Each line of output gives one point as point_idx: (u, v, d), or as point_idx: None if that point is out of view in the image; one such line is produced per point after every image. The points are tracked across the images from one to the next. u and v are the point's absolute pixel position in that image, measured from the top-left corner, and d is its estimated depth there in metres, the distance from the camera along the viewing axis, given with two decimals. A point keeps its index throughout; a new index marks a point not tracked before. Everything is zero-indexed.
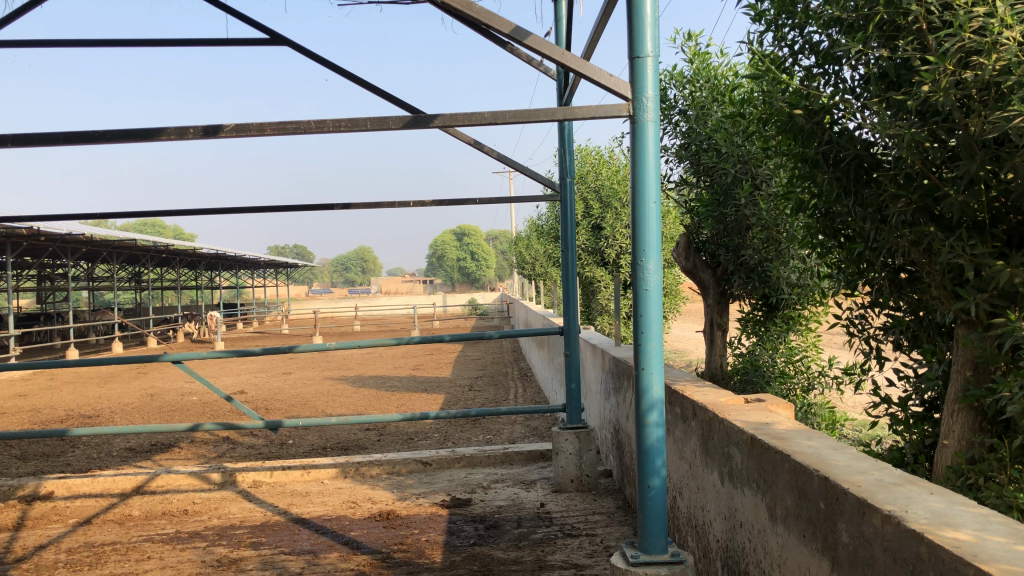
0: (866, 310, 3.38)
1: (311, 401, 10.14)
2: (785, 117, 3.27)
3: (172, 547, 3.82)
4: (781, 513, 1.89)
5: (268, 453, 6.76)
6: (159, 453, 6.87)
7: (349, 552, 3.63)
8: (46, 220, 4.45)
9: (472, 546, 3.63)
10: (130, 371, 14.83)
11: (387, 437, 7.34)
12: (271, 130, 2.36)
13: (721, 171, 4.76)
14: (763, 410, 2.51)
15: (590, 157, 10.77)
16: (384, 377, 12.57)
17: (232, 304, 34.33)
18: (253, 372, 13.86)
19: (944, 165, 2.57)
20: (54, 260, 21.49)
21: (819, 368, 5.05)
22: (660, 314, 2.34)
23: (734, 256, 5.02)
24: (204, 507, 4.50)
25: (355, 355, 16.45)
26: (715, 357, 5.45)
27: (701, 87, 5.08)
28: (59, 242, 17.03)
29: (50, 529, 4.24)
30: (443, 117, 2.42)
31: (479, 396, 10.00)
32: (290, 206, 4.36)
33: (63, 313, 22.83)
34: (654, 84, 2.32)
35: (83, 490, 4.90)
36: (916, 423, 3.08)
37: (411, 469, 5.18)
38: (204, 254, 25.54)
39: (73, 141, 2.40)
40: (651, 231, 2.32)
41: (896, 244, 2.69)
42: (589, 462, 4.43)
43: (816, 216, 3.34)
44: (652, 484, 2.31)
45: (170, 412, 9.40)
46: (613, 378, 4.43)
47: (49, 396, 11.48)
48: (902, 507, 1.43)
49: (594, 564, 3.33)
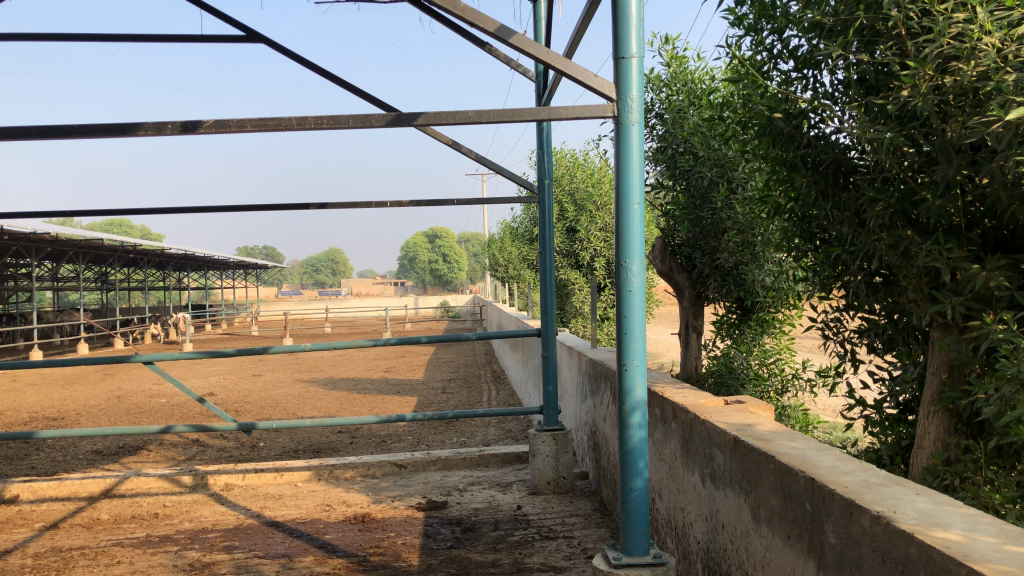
0: (841, 313, 3.41)
1: (282, 403, 10.03)
2: (765, 121, 3.28)
3: (142, 551, 3.75)
4: (765, 514, 1.90)
5: (239, 455, 6.69)
6: (126, 456, 6.75)
7: (325, 556, 3.59)
8: (14, 217, 4.36)
9: (449, 549, 3.61)
10: (95, 372, 14.59)
11: (360, 439, 7.28)
12: (251, 127, 2.32)
13: (698, 175, 4.79)
14: (743, 412, 2.52)
15: (565, 160, 10.78)
16: (356, 379, 12.47)
17: (201, 305, 33.97)
18: (222, 374, 13.69)
19: (922, 170, 2.59)
20: (19, 260, 21.12)
21: (793, 370, 5.08)
22: (643, 316, 2.33)
23: (709, 260, 5.04)
24: (175, 510, 4.43)
25: (326, 357, 16.33)
26: (690, 359, 5.47)
27: (678, 91, 5.11)
28: (23, 241, 16.70)
29: (15, 534, 4.14)
30: (427, 115, 2.40)
31: (452, 398, 9.97)
32: (265, 204, 4.32)
33: (27, 313, 22.43)
34: (638, 85, 2.32)
35: (49, 494, 4.80)
36: (891, 425, 3.11)
37: (385, 471, 5.14)
38: (172, 254, 25.22)
39: (45, 135, 2.34)
40: (635, 233, 2.31)
41: (874, 247, 2.72)
42: (565, 464, 4.43)
43: (793, 219, 3.36)
44: (635, 486, 2.31)
45: (137, 414, 9.26)
46: (589, 380, 4.43)
47: (12, 398, 11.25)
48: (890, 507, 1.44)
49: (572, 566, 3.31)
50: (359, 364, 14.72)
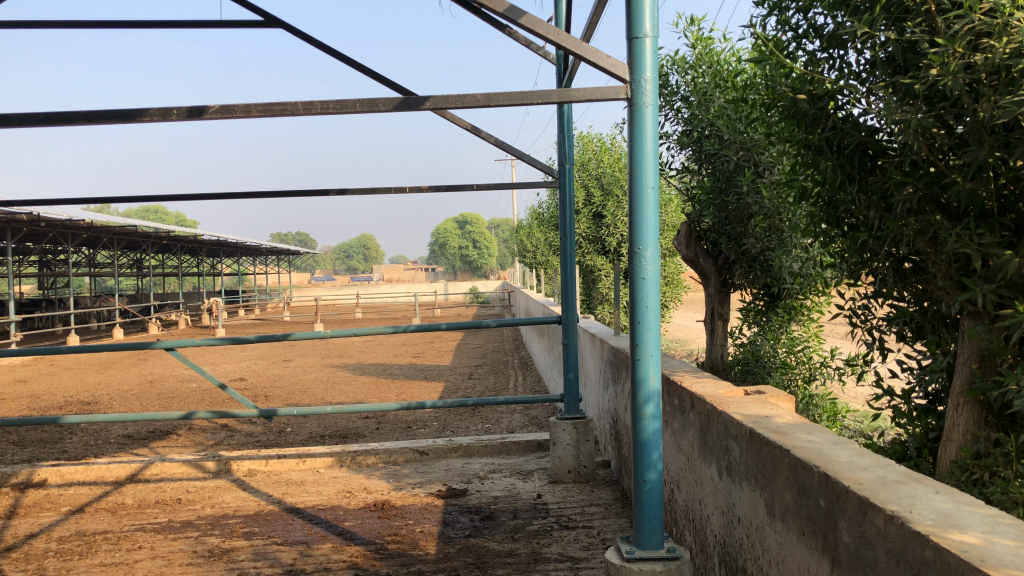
0: (869, 301, 3.31)
1: (311, 388, 10.10)
2: (789, 102, 3.19)
3: (164, 537, 3.77)
4: (779, 510, 1.84)
5: (266, 440, 6.73)
6: (156, 441, 6.83)
7: (343, 543, 3.58)
8: (39, 205, 4.38)
9: (467, 538, 3.58)
10: (130, 357, 14.78)
11: (386, 425, 7.30)
12: (257, 112, 2.29)
13: (723, 158, 4.68)
14: (762, 402, 2.46)
15: (591, 144, 10.67)
16: (384, 365, 12.51)
17: (235, 291, 34.35)
18: (253, 360, 13.81)
19: (952, 152, 2.49)
20: (54, 247, 21.42)
21: (821, 359, 4.99)
22: (658, 303, 2.27)
23: (735, 245, 4.94)
24: (198, 496, 4.45)
25: (356, 342, 16.43)
26: (715, 347, 5.38)
27: (704, 72, 5.00)
28: (59, 228, 16.98)
29: (42, 517, 4.19)
30: (436, 98, 2.35)
31: (478, 385, 9.97)
32: (285, 191, 4.29)
33: (64, 298, 22.80)
34: (653, 66, 2.25)
35: (76, 477, 4.86)
36: (919, 416, 3.02)
37: (407, 458, 5.13)
38: (205, 241, 25.49)
39: (52, 121, 2.33)
40: (649, 219, 2.25)
41: (901, 233, 2.63)
42: (586, 453, 4.38)
43: (819, 205, 3.26)
44: (648, 478, 2.25)
45: (169, 399, 9.36)
46: (611, 368, 4.37)
47: (49, 382, 11.44)
48: (906, 506, 1.37)
49: (590, 557, 3.27)
50: (388, 350, 14.78)
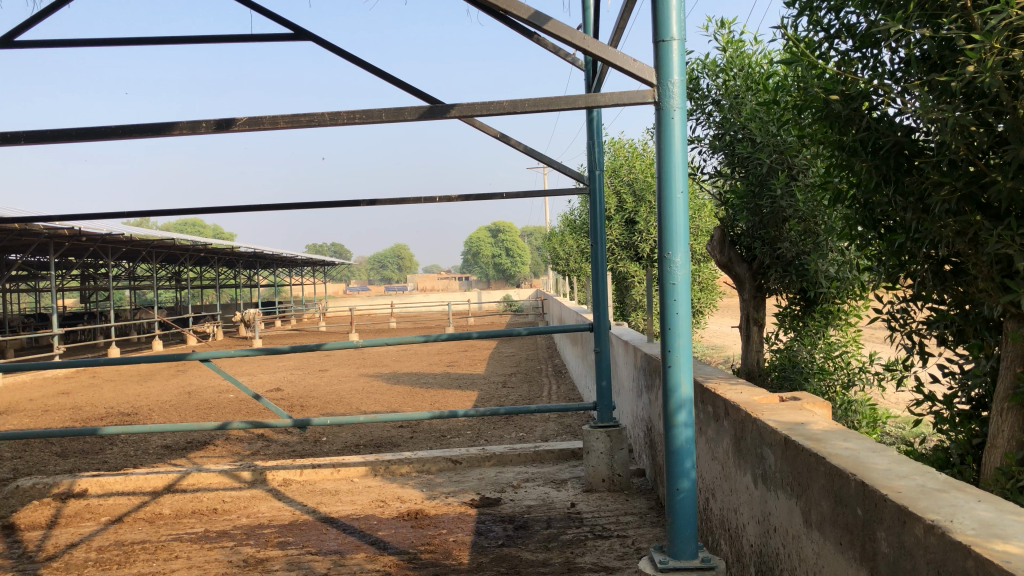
0: (908, 304, 3.23)
1: (346, 397, 10.16)
2: (821, 104, 3.13)
3: (200, 547, 3.80)
4: (816, 519, 1.79)
5: (301, 450, 6.78)
6: (194, 451, 6.91)
7: (377, 553, 3.58)
8: (77, 219, 4.46)
9: (500, 547, 3.56)
10: (169, 368, 15.00)
11: (420, 434, 7.31)
12: (284, 123, 2.30)
13: (756, 162, 4.62)
14: (798, 409, 2.41)
15: (622, 150, 10.62)
16: (419, 374, 12.56)
17: (272, 302, 34.75)
18: (290, 370, 13.94)
19: (992, 150, 2.43)
20: (96, 261, 21.85)
21: (860, 364, 4.91)
22: (689, 309, 2.23)
23: (770, 250, 4.86)
24: (234, 506, 4.48)
25: (391, 352, 16.51)
26: (751, 353, 5.30)
27: (735, 76, 4.95)
28: (100, 242, 17.30)
29: (82, 527, 4.25)
30: (461, 106, 2.34)
31: (512, 392, 9.95)
32: (317, 202, 4.32)
33: (105, 311, 23.22)
34: (680, 69, 2.22)
35: (116, 488, 4.92)
36: (962, 422, 2.95)
37: (441, 467, 5.12)
38: (242, 253, 25.81)
39: (85, 136, 2.36)
40: (678, 224, 2.22)
41: (939, 234, 2.57)
42: (620, 461, 4.34)
43: (855, 207, 3.20)
44: (681, 487, 2.21)
45: (207, 409, 9.47)
46: (645, 375, 4.33)
47: (91, 394, 11.65)
48: (947, 516, 1.32)
49: (625, 567, 3.23)
50: (422, 359, 14.83)
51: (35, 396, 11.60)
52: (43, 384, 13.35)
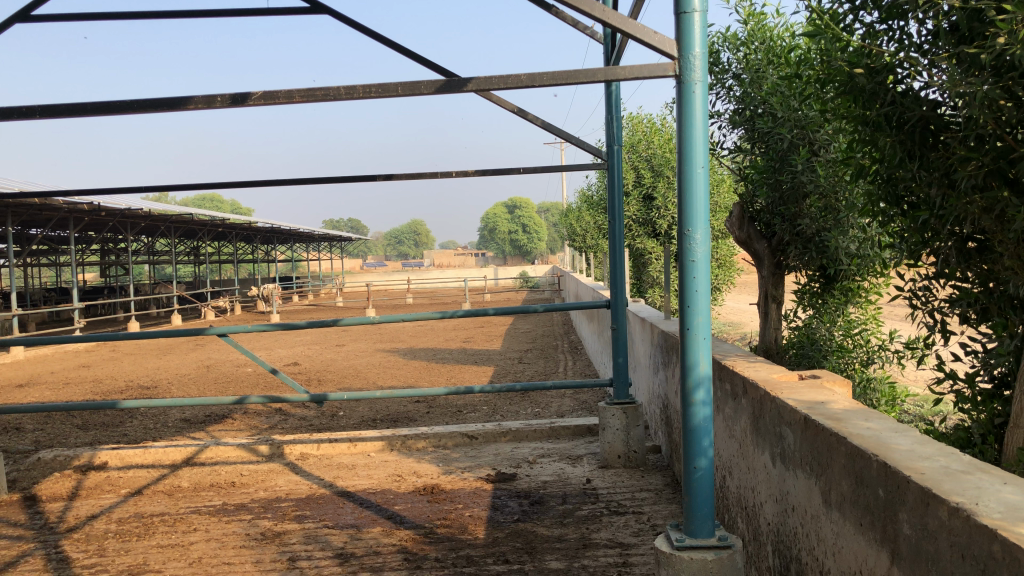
0: (930, 281, 3.19)
1: (362, 372, 10.21)
2: (845, 77, 3.07)
3: (218, 519, 3.83)
4: (836, 499, 1.77)
5: (318, 424, 6.82)
6: (212, 424, 6.97)
7: (393, 527, 3.60)
8: (94, 194, 4.46)
9: (516, 523, 3.56)
10: (187, 342, 15.12)
11: (436, 409, 7.33)
12: (299, 97, 2.28)
13: (777, 137, 4.55)
14: (817, 388, 2.38)
15: (641, 125, 10.52)
16: (435, 349, 12.60)
17: (290, 278, 34.93)
18: (307, 344, 14.03)
19: (1022, 125, 2.38)
20: (115, 235, 22.00)
21: (880, 342, 4.86)
22: (709, 286, 2.20)
23: (790, 226, 4.80)
24: (251, 479, 4.52)
25: (407, 327, 16.55)
26: (769, 331, 5.26)
27: (756, 49, 4.87)
28: (119, 217, 17.40)
29: (102, 499, 4.30)
30: (478, 80, 2.31)
31: (528, 369, 9.96)
32: (333, 177, 4.30)
33: (125, 286, 23.43)
34: (701, 42, 2.18)
35: (135, 461, 4.96)
36: (984, 401, 2.91)
37: (457, 442, 5.13)
38: (259, 228, 25.91)
39: (101, 111, 2.35)
40: (699, 200, 2.18)
41: (964, 211, 2.53)
42: (637, 438, 4.33)
43: (877, 183, 3.14)
44: (699, 465, 2.20)
45: (225, 383, 9.55)
46: (662, 352, 4.31)
47: (111, 367, 11.77)
48: (972, 498, 1.29)
49: (640, 543, 3.22)
50: (438, 334, 14.87)
51: (57, 369, 11.76)
52: (64, 356, 13.51)
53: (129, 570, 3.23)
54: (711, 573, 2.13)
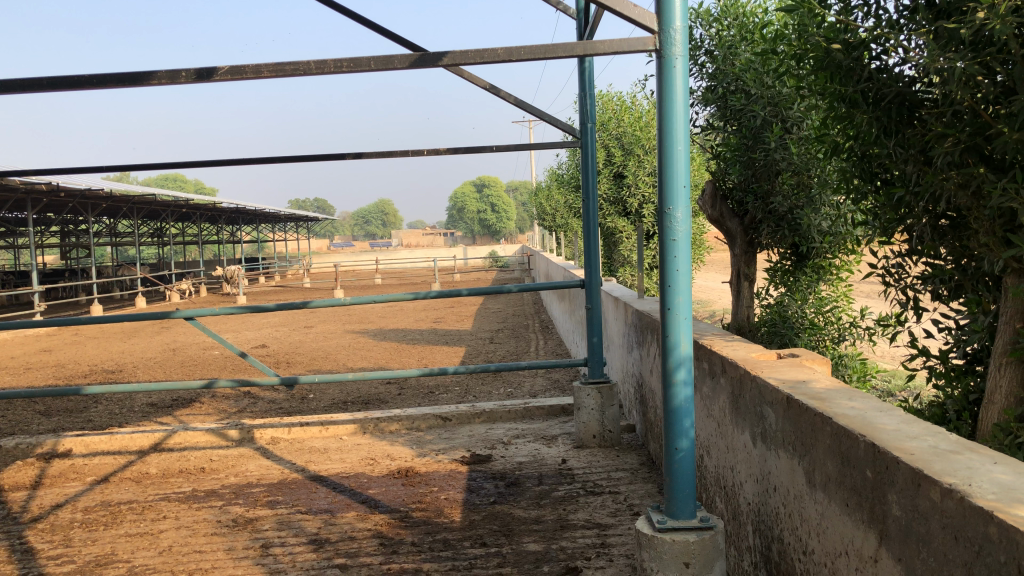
0: (903, 258, 3.19)
1: (332, 354, 10.11)
2: (822, 53, 3.05)
3: (188, 506, 3.76)
4: (820, 479, 1.76)
5: (288, 407, 6.75)
6: (179, 409, 6.86)
7: (367, 511, 3.55)
8: (53, 174, 4.33)
9: (492, 505, 3.53)
10: (151, 325, 14.88)
11: (408, 391, 7.28)
12: (268, 72, 2.20)
13: (750, 114, 4.54)
14: (797, 367, 2.37)
15: (611, 103, 10.46)
16: (405, 330, 12.52)
17: (256, 259, 34.51)
18: (275, 326, 13.87)
19: (1000, 101, 2.37)
20: (75, 217, 21.56)
21: (850, 319, 4.89)
22: (689, 265, 2.17)
23: (762, 204, 4.80)
24: (222, 465, 4.44)
25: (376, 308, 16.45)
26: (741, 309, 5.28)
27: (729, 25, 4.84)
28: (79, 198, 17.02)
29: (67, 487, 4.20)
30: (453, 54, 2.24)
31: (499, 348, 9.93)
32: (301, 156, 4.20)
33: (86, 268, 23.00)
34: (682, 16, 2.13)
35: (100, 447, 4.85)
36: (956, 378, 2.92)
37: (430, 424, 5.09)
38: (224, 209, 25.53)
39: (59, 86, 2.25)
40: (679, 178, 2.15)
41: (941, 187, 2.52)
42: (611, 417, 4.32)
43: (851, 160, 3.14)
44: (680, 447, 2.17)
45: (192, 366, 9.41)
46: (636, 331, 4.29)
47: (73, 351, 11.56)
48: (965, 479, 1.28)
49: (618, 524, 3.21)
50: (408, 315, 14.80)
51: (17, 354, 11.51)
52: (25, 341, 13.24)
53: (97, 561, 3.15)
54: (694, 555, 2.12)
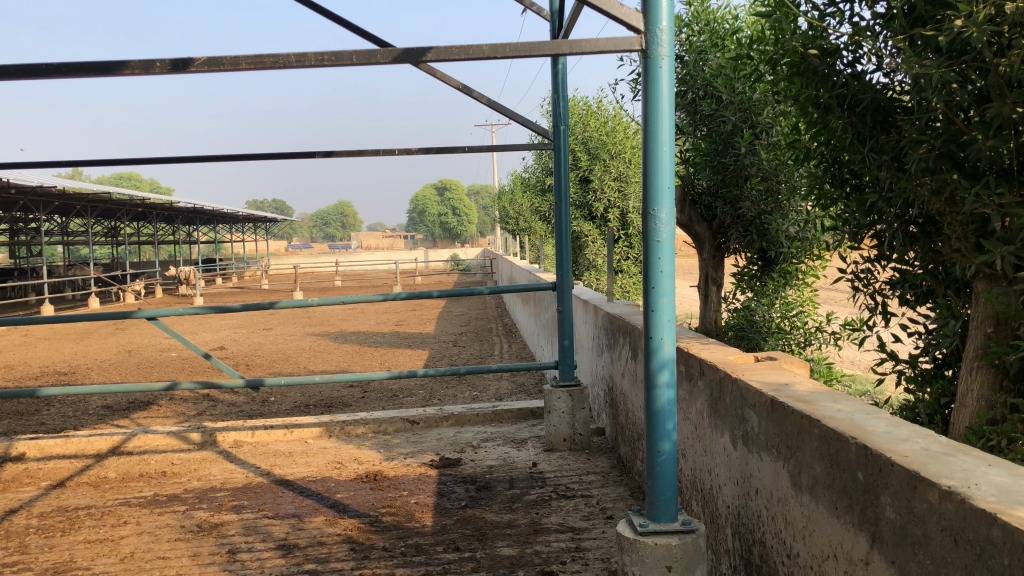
0: (872, 264, 3.21)
1: (292, 357, 9.96)
2: (796, 59, 3.06)
3: (149, 511, 3.66)
4: (807, 482, 1.75)
5: (249, 410, 6.63)
6: (137, 411, 6.70)
7: (336, 516, 3.49)
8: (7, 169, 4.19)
9: (464, 509, 3.49)
10: (105, 326, 14.53)
11: (371, 394, 7.19)
12: (247, 64, 2.14)
13: (720, 119, 4.56)
14: (778, 369, 2.37)
15: (577, 107, 10.48)
16: (367, 333, 12.40)
17: (212, 262, 33.97)
18: (233, 328, 13.65)
19: (974, 108, 2.39)
20: (26, 215, 21.02)
21: (816, 323, 4.94)
22: (672, 267, 2.16)
23: (731, 209, 4.84)
24: (184, 469, 4.34)
25: (337, 311, 16.29)
26: (709, 313, 5.34)
27: (700, 31, 4.88)
28: (30, 195, 16.57)
29: (21, 492, 4.06)
30: (437, 50, 2.21)
31: (463, 352, 9.86)
32: (267, 154, 4.13)
33: (36, 267, 22.43)
34: (668, 16, 2.13)
35: (56, 451, 4.70)
36: (926, 382, 2.95)
37: (397, 427, 5.03)
38: (180, 209, 25.09)
39: (24, 74, 2.17)
40: (664, 178, 2.14)
41: (915, 192, 2.54)
42: (582, 420, 4.30)
43: (822, 165, 3.16)
44: (662, 449, 2.16)
45: (148, 368, 9.20)
46: (606, 334, 4.27)
47: (23, 353, 11.24)
48: (963, 481, 1.28)
49: (591, 527, 3.19)
50: (370, 318, 14.68)
51: None
52: None
53: (54, 568, 3.04)
54: (676, 558, 2.10)
